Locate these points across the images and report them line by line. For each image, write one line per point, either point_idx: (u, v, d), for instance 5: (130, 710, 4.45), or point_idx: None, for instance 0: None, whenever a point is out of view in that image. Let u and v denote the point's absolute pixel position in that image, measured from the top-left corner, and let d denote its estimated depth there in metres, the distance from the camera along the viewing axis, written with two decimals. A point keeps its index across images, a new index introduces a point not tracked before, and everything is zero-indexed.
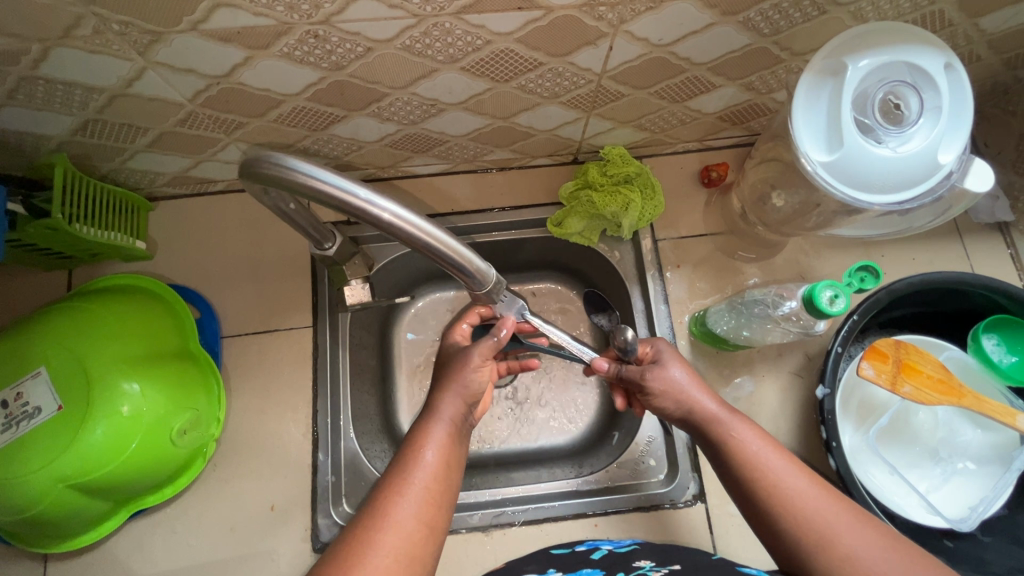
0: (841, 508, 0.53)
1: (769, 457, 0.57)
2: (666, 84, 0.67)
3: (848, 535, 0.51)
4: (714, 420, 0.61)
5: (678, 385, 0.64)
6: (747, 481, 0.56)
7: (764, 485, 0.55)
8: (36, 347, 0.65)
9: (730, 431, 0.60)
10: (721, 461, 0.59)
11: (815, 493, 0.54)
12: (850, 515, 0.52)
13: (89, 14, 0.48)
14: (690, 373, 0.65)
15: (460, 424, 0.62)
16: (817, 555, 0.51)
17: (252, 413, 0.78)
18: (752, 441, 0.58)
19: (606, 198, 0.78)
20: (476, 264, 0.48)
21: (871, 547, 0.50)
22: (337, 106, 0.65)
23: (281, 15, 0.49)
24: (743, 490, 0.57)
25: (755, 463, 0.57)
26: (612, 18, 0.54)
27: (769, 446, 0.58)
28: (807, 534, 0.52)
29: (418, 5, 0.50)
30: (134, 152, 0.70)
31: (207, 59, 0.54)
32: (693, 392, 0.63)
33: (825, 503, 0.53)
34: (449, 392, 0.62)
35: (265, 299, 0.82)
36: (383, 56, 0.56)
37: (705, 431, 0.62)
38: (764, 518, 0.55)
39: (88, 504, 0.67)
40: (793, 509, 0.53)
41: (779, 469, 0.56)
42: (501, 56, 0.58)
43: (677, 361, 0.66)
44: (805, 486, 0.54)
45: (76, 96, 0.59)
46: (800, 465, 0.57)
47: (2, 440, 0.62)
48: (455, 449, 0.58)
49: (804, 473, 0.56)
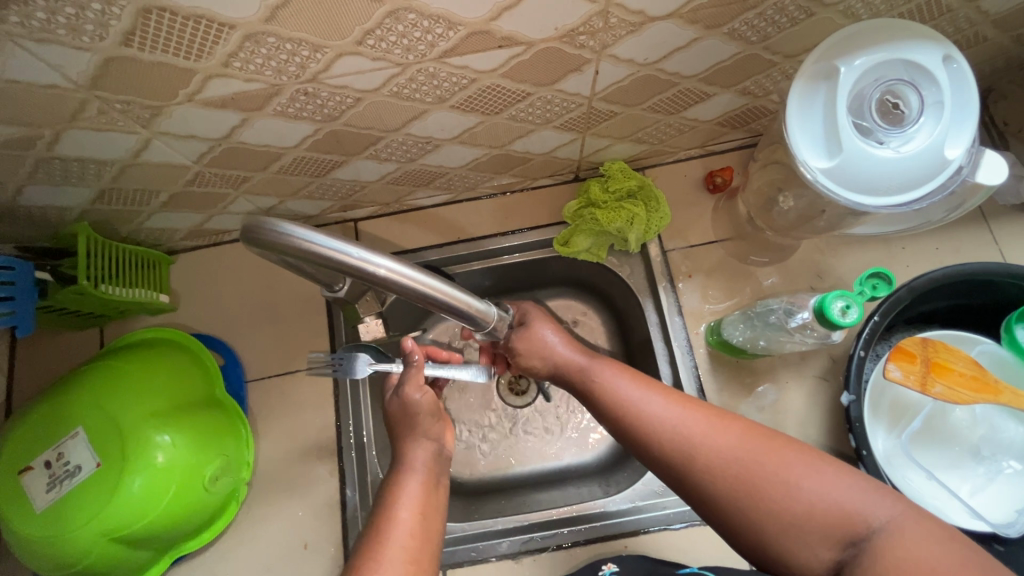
0: (699, 416, 0.54)
1: (628, 389, 0.59)
2: (659, 98, 0.67)
3: (707, 439, 0.52)
4: (581, 370, 0.64)
5: (546, 344, 0.67)
6: (616, 418, 0.58)
7: (632, 417, 0.57)
8: (71, 408, 0.68)
9: (595, 375, 0.63)
10: (597, 408, 0.61)
11: (673, 409, 0.56)
12: (707, 422, 0.53)
13: (92, 97, 0.50)
14: (556, 331, 0.69)
15: (433, 474, 0.62)
16: (682, 466, 0.52)
17: (280, 454, 0.80)
18: (615, 380, 0.61)
19: (609, 214, 0.78)
20: (476, 306, 0.50)
21: (727, 445, 0.51)
22: (334, 152, 0.66)
23: (271, 79, 0.51)
24: (617, 429, 0.58)
25: (620, 397, 0.59)
26: (594, 45, 0.54)
27: (629, 379, 0.60)
28: (671, 449, 0.53)
29: (400, 54, 0.50)
30: (150, 213, 0.74)
31: (207, 125, 0.57)
32: (562, 351, 0.67)
33: (687, 416, 0.54)
34: (414, 439, 0.64)
35: (285, 341, 0.84)
36: (373, 104, 0.58)
37: (577, 382, 0.64)
38: (638, 449, 0.56)
39: (132, 555, 0.69)
40: (651, 429, 0.55)
41: (642, 398, 0.58)
42: (489, 92, 0.59)
43: (543, 322, 0.69)
44: (662, 406, 0.56)
45: (90, 170, 0.61)
46: (656, 388, 0.59)
47: (48, 499, 0.66)
48: (429, 501, 0.58)
49: (662, 395, 0.57)
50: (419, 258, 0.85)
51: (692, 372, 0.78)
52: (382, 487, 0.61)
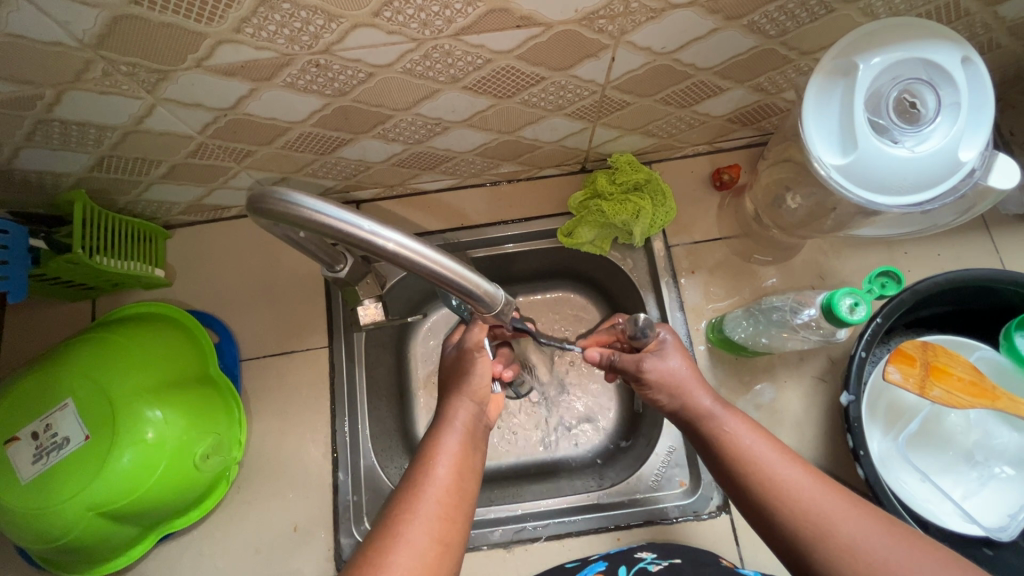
0: (836, 496, 0.50)
1: (762, 449, 0.54)
2: (672, 90, 0.66)
3: (851, 527, 0.48)
4: (707, 416, 0.58)
5: (675, 377, 0.60)
6: (743, 478, 0.54)
7: (760, 480, 0.52)
8: (62, 379, 0.66)
9: (724, 426, 0.57)
10: (714, 457, 0.57)
11: (809, 481, 0.52)
12: (848, 505, 0.50)
13: (97, 58, 0.49)
14: (690, 365, 0.61)
15: (474, 432, 0.61)
16: (818, 549, 0.49)
17: (273, 434, 0.79)
18: (746, 436, 0.55)
19: (616, 206, 0.77)
20: (485, 288, 0.49)
21: (875, 539, 0.47)
22: (342, 129, 0.65)
23: (283, 48, 0.50)
24: (740, 489, 0.54)
25: (753, 457, 0.54)
26: (613, 30, 0.54)
27: (763, 437, 0.55)
28: (807, 529, 0.49)
29: (416, 29, 0.50)
30: (149, 184, 0.72)
31: (214, 94, 0.55)
32: (692, 386, 0.59)
33: (827, 495, 0.51)
34: (458, 396, 0.62)
35: (282, 322, 0.83)
36: (385, 80, 0.57)
37: (695, 429, 0.59)
38: (759, 512, 0.52)
39: (118, 530, 0.68)
40: (790, 503, 0.51)
41: (773, 460, 0.53)
42: (503, 74, 0.58)
43: (677, 351, 0.62)
44: (799, 476, 0.52)
45: (90, 135, 0.60)
46: (790, 454, 0.54)
47: (34, 471, 0.64)
48: (467, 461, 0.58)
49: (800, 465, 0.53)
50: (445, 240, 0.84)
51: None
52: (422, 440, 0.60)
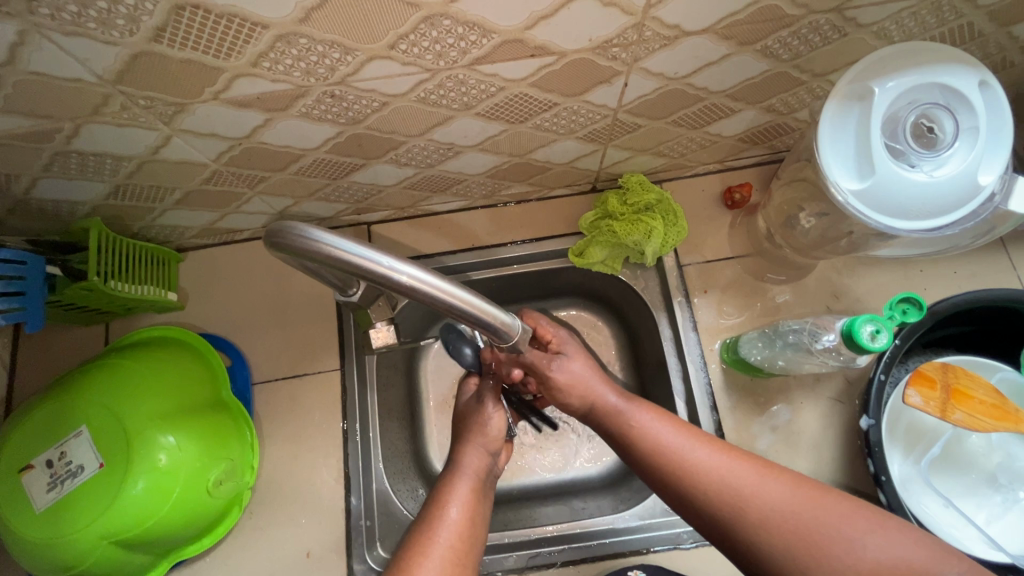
0: (747, 467, 0.52)
1: (667, 435, 0.55)
2: (684, 113, 0.66)
3: (757, 493, 0.50)
4: (614, 412, 0.59)
5: (581, 378, 0.61)
6: (656, 469, 0.54)
7: (673, 466, 0.53)
8: (75, 407, 0.66)
9: (631, 419, 0.58)
10: (631, 453, 0.56)
11: (719, 459, 0.53)
12: (756, 472, 0.51)
13: (116, 92, 0.49)
14: (591, 365, 0.62)
15: (483, 478, 0.63)
16: (734, 524, 0.50)
17: (286, 458, 0.79)
18: (653, 425, 0.56)
19: (627, 226, 0.77)
20: (502, 319, 0.49)
21: (779, 501, 0.49)
22: (355, 155, 0.66)
23: (299, 80, 0.50)
24: (657, 479, 0.54)
25: (660, 444, 0.55)
26: (626, 58, 0.54)
27: (667, 422, 0.57)
28: (723, 507, 0.50)
29: (431, 60, 0.50)
30: (164, 210, 0.73)
31: (229, 124, 0.56)
32: (595, 385, 0.60)
33: (734, 466, 0.52)
34: (471, 445, 0.66)
35: (293, 344, 0.83)
36: (399, 109, 0.57)
37: (608, 426, 0.59)
38: (679, 498, 0.53)
39: (130, 558, 0.68)
40: (701, 483, 0.51)
41: (682, 444, 0.54)
42: (516, 100, 0.58)
43: (579, 354, 0.63)
44: (709, 455, 0.53)
45: (107, 165, 0.60)
46: (698, 435, 0.55)
47: (48, 499, 0.64)
48: (478, 505, 0.60)
49: (704, 441, 0.54)
50: (441, 263, 0.84)
51: (706, 389, 0.77)
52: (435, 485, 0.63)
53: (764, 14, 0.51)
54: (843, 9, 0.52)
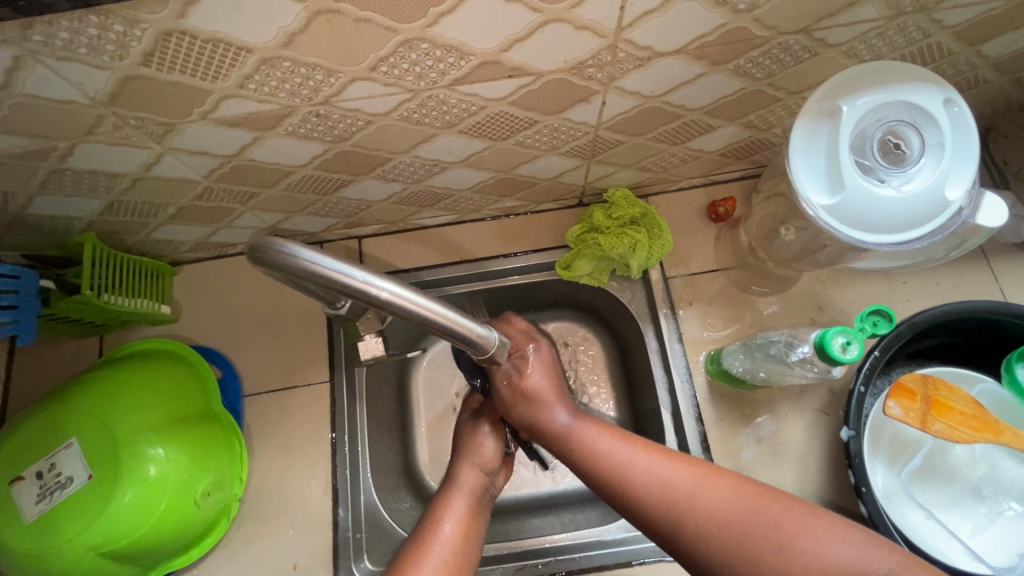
0: (689, 472, 0.52)
1: (611, 445, 0.58)
2: (664, 129, 0.68)
3: (696, 497, 0.50)
4: (563, 430, 0.61)
5: (538, 386, 0.64)
6: (604, 482, 0.56)
7: (617, 477, 0.55)
8: (66, 418, 0.67)
9: (579, 435, 0.60)
10: (581, 469, 0.58)
11: (660, 466, 0.54)
12: (696, 477, 0.52)
13: (109, 113, 0.51)
14: (551, 375, 0.66)
15: (479, 497, 0.66)
16: (677, 532, 0.50)
17: (275, 470, 0.79)
18: (599, 439, 0.59)
19: (612, 239, 0.79)
20: (479, 332, 0.50)
21: (719, 505, 0.49)
22: (343, 172, 0.67)
23: (284, 101, 0.52)
24: (604, 492, 0.56)
25: (604, 457, 0.57)
26: (602, 78, 0.55)
27: (613, 435, 0.59)
28: (664, 515, 0.51)
29: (412, 81, 0.52)
30: (157, 225, 0.74)
31: (219, 142, 0.58)
32: (547, 399, 0.63)
33: (674, 471, 0.53)
34: (468, 465, 0.68)
35: (284, 357, 0.84)
36: (383, 127, 0.59)
37: (559, 444, 0.61)
38: (626, 509, 0.54)
39: (117, 570, 0.68)
40: (642, 493, 0.53)
41: (625, 455, 0.56)
42: (497, 118, 0.60)
43: (541, 362, 0.66)
44: (651, 464, 0.54)
45: (101, 182, 0.62)
46: (642, 445, 0.57)
47: (37, 511, 0.65)
48: (473, 521, 0.62)
49: (647, 451, 0.56)
50: (417, 278, 0.85)
51: (691, 401, 0.78)
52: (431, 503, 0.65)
53: (733, 36, 0.53)
54: (811, 30, 0.54)
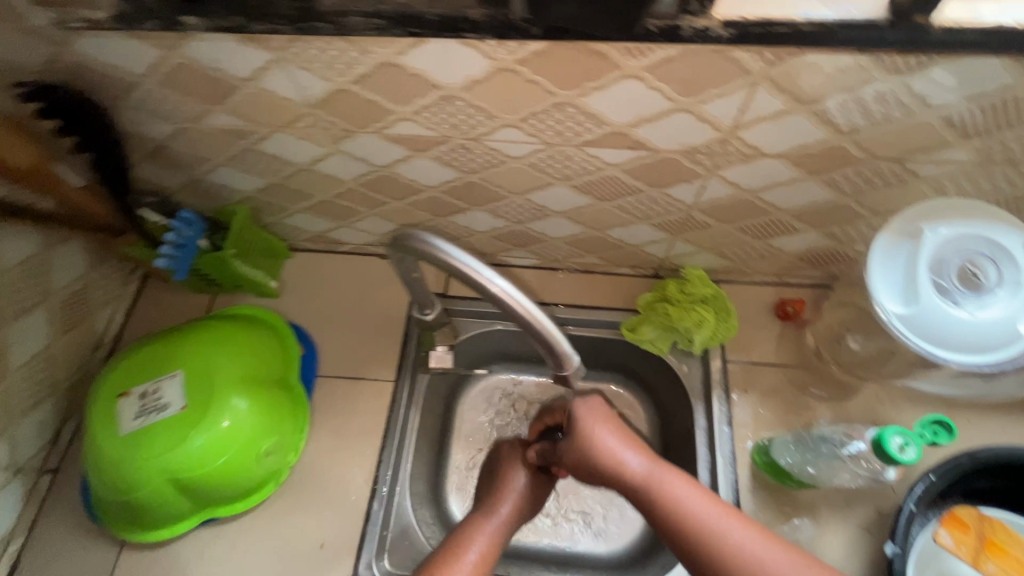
0: (779, 554, 0.55)
1: (698, 507, 0.59)
2: (751, 222, 0.75)
3: None
4: (641, 481, 0.63)
5: (604, 445, 0.65)
6: (687, 542, 0.58)
7: (706, 542, 0.57)
8: (180, 356, 0.78)
9: (661, 490, 0.62)
10: (659, 522, 0.60)
11: (751, 541, 0.56)
12: (784, 558, 0.55)
13: (309, 113, 0.64)
14: (618, 428, 0.67)
15: (507, 526, 0.73)
16: None
17: (325, 450, 0.84)
18: (686, 498, 0.60)
19: (682, 312, 0.85)
20: (566, 348, 0.55)
21: None
22: (462, 200, 0.78)
23: (443, 131, 0.64)
24: (682, 550, 0.58)
25: (691, 518, 0.58)
26: (708, 164, 0.64)
27: (701, 497, 0.60)
28: None
29: (550, 136, 0.62)
30: (295, 212, 0.87)
31: (378, 154, 0.69)
32: (618, 453, 0.65)
33: (765, 550, 0.55)
34: (503, 498, 0.75)
35: (359, 350, 0.92)
36: (511, 169, 0.69)
37: (634, 491, 0.63)
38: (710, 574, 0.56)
39: (175, 500, 0.74)
40: (732, 563, 0.55)
41: (716, 521, 0.58)
42: (608, 181, 0.69)
43: (604, 419, 0.67)
44: (743, 537, 0.56)
45: (272, 166, 0.75)
46: (730, 512, 0.59)
47: (131, 426, 0.73)
48: (496, 547, 0.70)
49: (738, 521, 0.58)
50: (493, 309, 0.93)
51: (731, 485, 0.78)
52: (461, 523, 0.73)
53: (832, 152, 0.61)
54: (902, 160, 0.61)
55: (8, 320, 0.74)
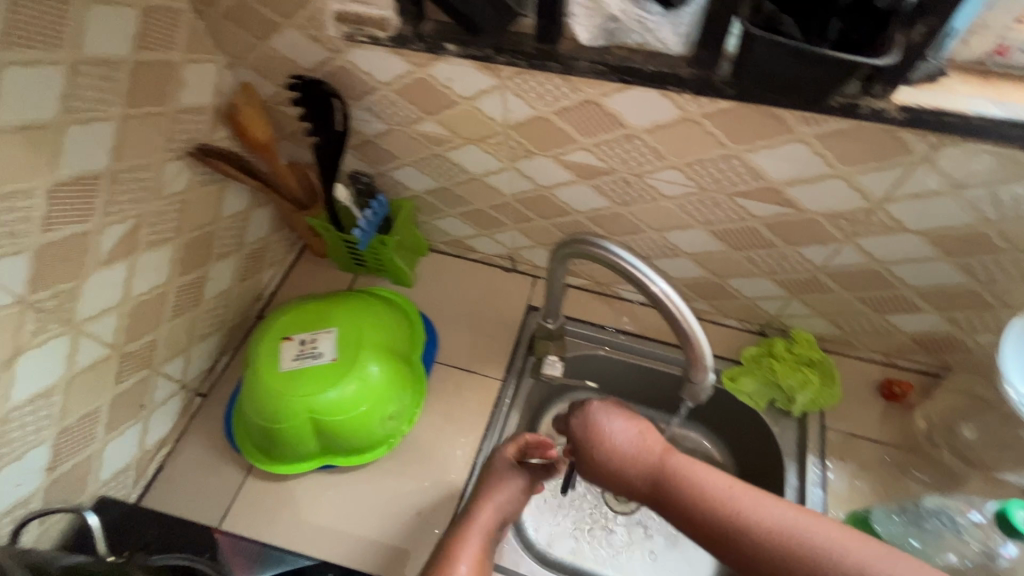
0: (818, 521, 0.55)
1: (721, 489, 0.58)
2: (874, 294, 0.79)
3: (833, 547, 0.53)
4: (657, 469, 0.61)
5: (614, 434, 0.63)
6: (719, 524, 0.56)
7: (735, 524, 0.56)
8: (334, 316, 0.89)
9: (677, 475, 0.60)
10: (686, 510, 0.58)
11: (784, 512, 0.56)
12: (820, 524, 0.54)
13: (503, 132, 0.76)
14: (629, 419, 0.65)
15: (490, 539, 0.73)
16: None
17: (432, 429, 0.92)
18: (706, 483, 0.58)
19: (787, 370, 0.88)
20: (706, 358, 0.60)
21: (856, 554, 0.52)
22: (602, 229, 0.87)
23: (613, 163, 0.74)
24: (713, 533, 0.57)
25: (717, 502, 0.57)
26: (848, 230, 0.71)
27: (718, 478, 0.59)
28: (799, 561, 0.53)
29: (708, 182, 0.71)
30: (447, 216, 1.00)
31: (546, 175, 0.81)
32: (630, 441, 0.63)
33: (798, 517, 0.55)
34: (483, 504, 0.74)
35: (474, 347, 1.01)
36: (660, 206, 0.78)
37: (652, 482, 0.61)
38: (748, 555, 0.55)
39: (309, 438, 0.84)
40: (766, 537, 0.54)
41: (742, 499, 0.57)
42: (746, 232, 0.76)
43: (612, 411, 0.65)
44: (773, 510, 0.56)
45: (450, 172, 0.88)
46: (754, 491, 0.58)
47: (289, 364, 0.84)
48: (485, 560, 0.71)
49: (767, 498, 0.57)
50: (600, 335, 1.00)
51: None
52: (448, 534, 0.73)
53: (974, 237, 0.66)
54: None
55: (214, 259, 0.90)
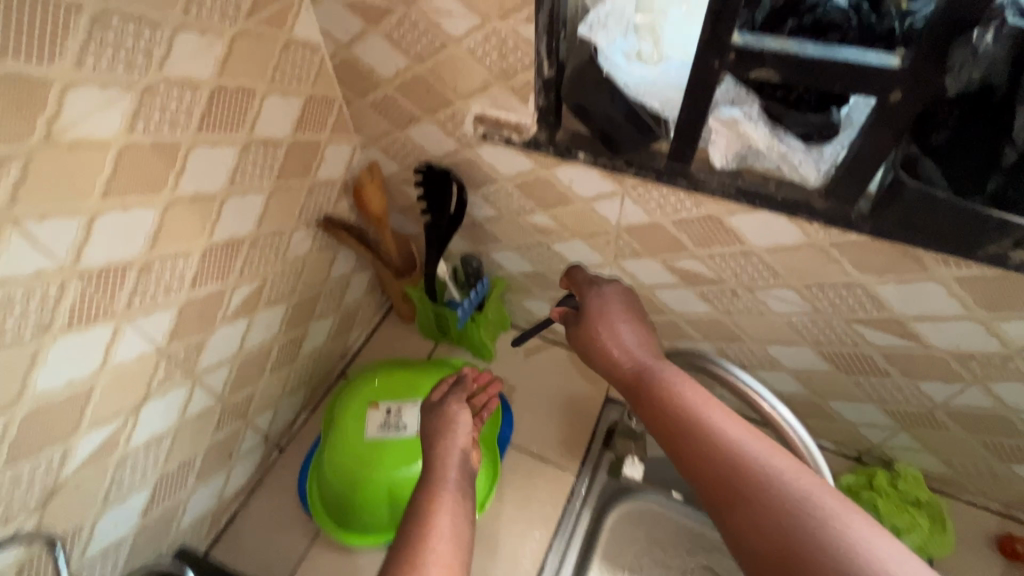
0: (773, 450, 0.48)
1: (694, 397, 0.53)
2: (998, 439, 0.74)
3: (782, 476, 0.45)
4: (640, 369, 0.57)
5: (605, 321, 0.61)
6: (692, 437, 0.50)
7: (696, 430, 0.50)
8: (420, 389, 0.90)
9: (655, 375, 0.56)
10: (665, 417, 0.52)
11: (750, 437, 0.49)
12: (786, 460, 0.47)
13: (614, 233, 0.78)
14: (631, 313, 0.62)
15: (464, 477, 0.59)
16: (773, 519, 0.43)
17: (502, 517, 0.90)
18: (675, 383, 0.54)
19: (892, 510, 0.80)
20: None
21: (803, 487, 0.44)
22: (698, 332, 0.86)
23: (723, 275, 0.74)
24: (677, 444, 0.51)
25: (680, 405, 0.52)
26: (977, 371, 0.67)
27: (694, 388, 0.54)
28: (742, 484, 0.46)
29: (824, 305, 0.70)
30: (537, 298, 1.01)
31: (649, 276, 0.82)
32: (626, 335, 0.60)
33: (762, 446, 0.48)
34: (445, 431, 0.63)
35: (548, 433, 0.99)
36: (765, 320, 0.77)
37: (631, 386, 0.57)
38: (702, 472, 0.48)
39: (382, 514, 0.82)
40: (732, 462, 0.47)
41: (712, 413, 0.51)
42: (858, 357, 0.74)
43: (616, 297, 0.63)
44: (741, 433, 0.49)
45: (550, 261, 0.91)
46: (730, 412, 0.51)
47: (373, 434, 0.85)
48: (462, 506, 0.55)
49: (735, 420, 0.50)
50: None
51: None
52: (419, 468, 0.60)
53: None
54: None
55: (315, 318, 0.94)
